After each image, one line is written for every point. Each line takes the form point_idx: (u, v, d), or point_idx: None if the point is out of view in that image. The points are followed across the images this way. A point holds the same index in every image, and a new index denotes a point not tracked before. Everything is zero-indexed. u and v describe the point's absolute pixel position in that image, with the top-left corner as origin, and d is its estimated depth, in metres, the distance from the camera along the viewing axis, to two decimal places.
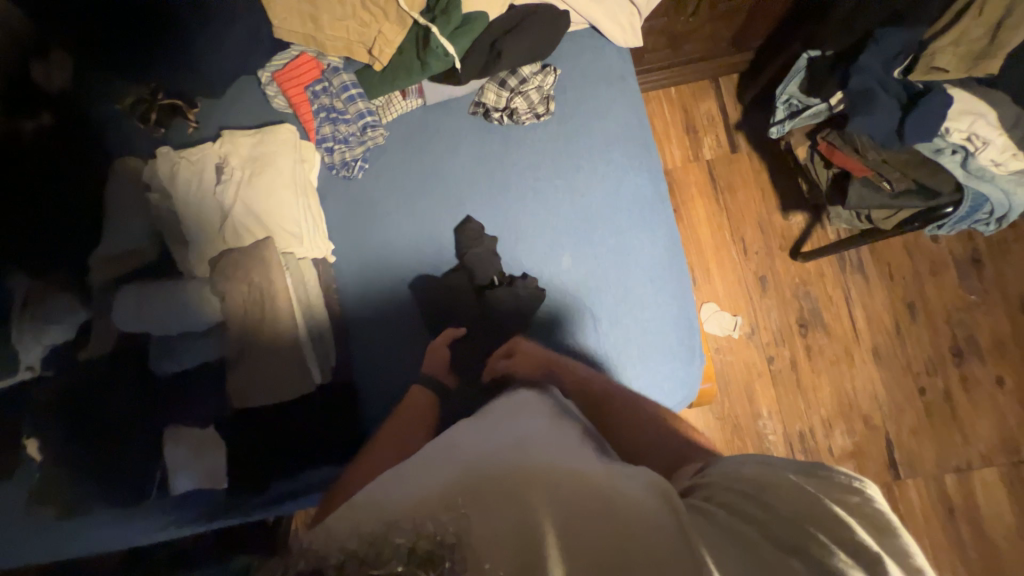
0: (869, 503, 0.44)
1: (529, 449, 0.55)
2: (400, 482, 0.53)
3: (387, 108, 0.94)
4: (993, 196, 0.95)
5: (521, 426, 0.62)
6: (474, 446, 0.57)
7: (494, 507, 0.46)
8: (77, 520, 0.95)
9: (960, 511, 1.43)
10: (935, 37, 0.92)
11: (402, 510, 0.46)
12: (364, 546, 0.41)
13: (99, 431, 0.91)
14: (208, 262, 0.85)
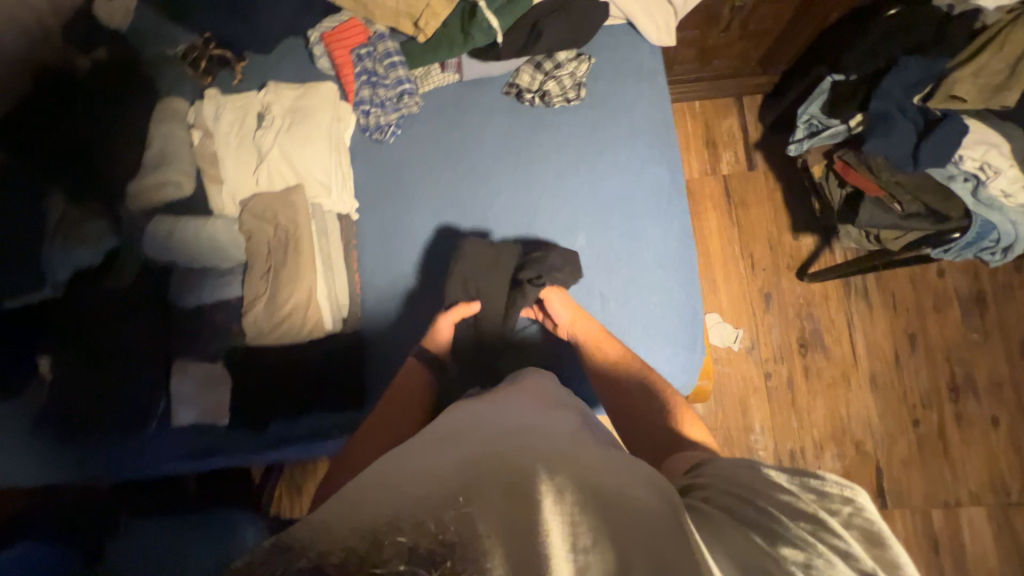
0: (862, 514, 0.42)
1: (529, 435, 0.56)
2: (402, 465, 0.53)
3: (425, 78, 0.99)
4: (1001, 224, 0.98)
5: (523, 414, 0.63)
6: (476, 431, 0.58)
7: (492, 493, 0.46)
8: (76, 444, 0.96)
9: (944, 547, 1.42)
10: (956, 68, 0.97)
11: (401, 503, 0.46)
12: (365, 543, 0.43)
13: (113, 355, 0.95)
14: (239, 203, 0.89)
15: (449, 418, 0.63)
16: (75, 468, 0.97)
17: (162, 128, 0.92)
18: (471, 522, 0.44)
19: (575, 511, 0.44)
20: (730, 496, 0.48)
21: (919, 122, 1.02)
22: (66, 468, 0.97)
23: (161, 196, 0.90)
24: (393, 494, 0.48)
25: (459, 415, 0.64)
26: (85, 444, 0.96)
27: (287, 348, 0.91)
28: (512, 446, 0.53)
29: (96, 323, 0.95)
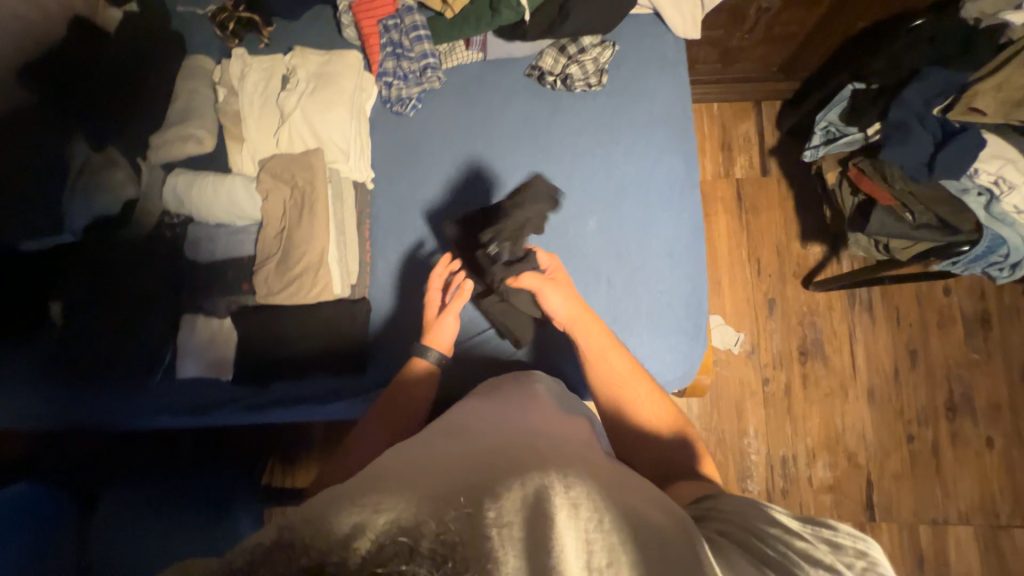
0: (875, 568, 0.43)
1: (540, 442, 0.57)
2: (410, 458, 0.53)
3: (450, 55, 1.00)
4: (1010, 239, 0.98)
5: (527, 421, 0.63)
6: (485, 432, 0.59)
7: (507, 492, 0.46)
8: (79, 388, 0.98)
9: (928, 563, 1.42)
10: (978, 81, 0.97)
11: (410, 494, 0.45)
12: (368, 547, 0.40)
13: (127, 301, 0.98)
14: (257, 162, 0.90)
15: (456, 419, 0.64)
16: (79, 415, 0.98)
17: (187, 84, 0.93)
18: (482, 519, 0.43)
19: (590, 523, 0.45)
20: (738, 530, 0.49)
21: (938, 134, 1.02)
22: (68, 414, 0.98)
23: (181, 150, 0.91)
24: (403, 485, 0.46)
25: (467, 417, 0.65)
26: (88, 389, 0.98)
27: (295, 307, 0.92)
28: (524, 452, 0.54)
29: (114, 274, 0.98)
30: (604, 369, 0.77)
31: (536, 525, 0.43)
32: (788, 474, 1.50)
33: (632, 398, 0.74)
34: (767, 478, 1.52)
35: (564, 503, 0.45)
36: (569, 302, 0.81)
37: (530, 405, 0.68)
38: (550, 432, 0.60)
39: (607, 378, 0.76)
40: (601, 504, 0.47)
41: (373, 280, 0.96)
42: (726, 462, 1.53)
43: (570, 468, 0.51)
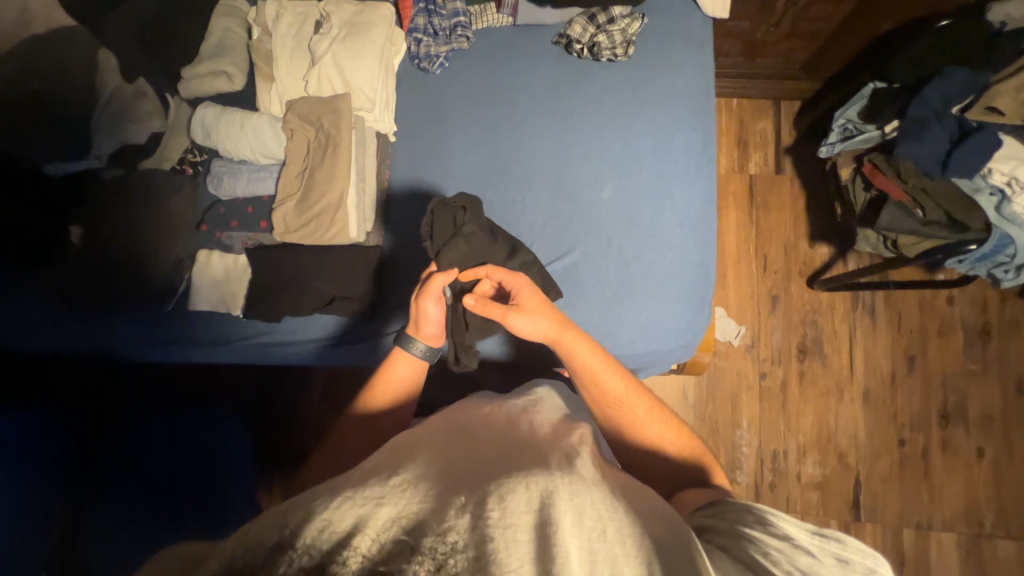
0: None
1: (542, 444, 0.61)
2: (418, 459, 0.58)
3: (479, 16, 1.01)
4: (1019, 240, 1.00)
5: (535, 420, 0.68)
6: (488, 437, 0.64)
7: (513, 496, 0.51)
8: (101, 308, 1.01)
9: (910, 567, 1.43)
10: (999, 81, 0.99)
11: (414, 498, 0.51)
12: (372, 544, 0.46)
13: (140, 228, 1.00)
14: (284, 104, 0.91)
15: (464, 420, 0.69)
16: (82, 341, 1.00)
17: (222, 23, 0.95)
18: (483, 520, 0.48)
19: (591, 531, 0.49)
20: (736, 545, 0.51)
21: (955, 131, 1.03)
22: (66, 336, 0.98)
23: (211, 86, 0.93)
24: (408, 486, 0.52)
25: (476, 418, 0.70)
26: (108, 311, 1.02)
27: (310, 249, 0.92)
28: (529, 457, 0.58)
29: (134, 204, 1.00)
30: (602, 390, 0.75)
31: (540, 532, 0.48)
32: (777, 468, 1.52)
33: (635, 411, 0.75)
34: (757, 471, 1.53)
35: (569, 509, 0.50)
36: (545, 325, 0.75)
37: (540, 409, 0.72)
38: (556, 438, 0.65)
39: (607, 398, 0.75)
40: (605, 513, 0.51)
41: (386, 230, 0.97)
42: (717, 452, 1.55)
43: (576, 474, 0.56)
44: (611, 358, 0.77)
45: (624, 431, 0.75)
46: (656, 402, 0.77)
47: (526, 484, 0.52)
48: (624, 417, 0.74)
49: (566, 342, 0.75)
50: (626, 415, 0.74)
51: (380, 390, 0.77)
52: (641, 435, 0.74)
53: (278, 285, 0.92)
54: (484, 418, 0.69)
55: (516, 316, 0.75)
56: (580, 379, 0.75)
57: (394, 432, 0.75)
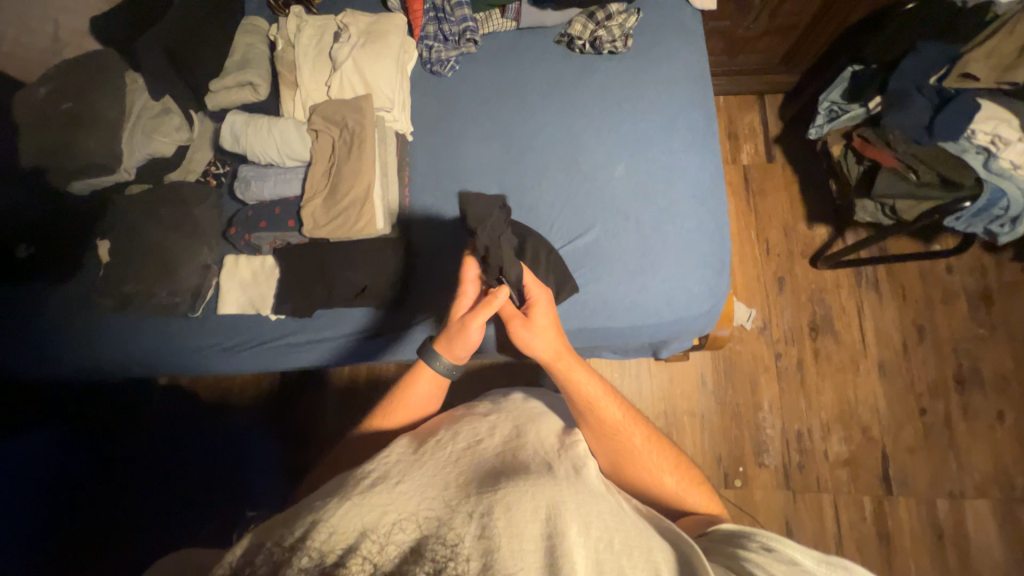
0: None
1: (547, 455, 0.64)
2: (423, 462, 0.60)
3: (486, 22, 1.08)
4: (1010, 192, 1.06)
5: (541, 432, 0.70)
6: (494, 443, 0.65)
7: (520, 505, 0.52)
8: (130, 315, 1.03)
9: (949, 537, 1.42)
10: (970, 49, 1.06)
11: (418, 500, 0.53)
12: (375, 544, 0.47)
13: (164, 236, 0.99)
14: (307, 109, 0.96)
15: (471, 422, 0.70)
16: (102, 356, 1.05)
17: (245, 39, 1.02)
18: (490, 524, 0.50)
19: (600, 541, 0.52)
20: (726, 558, 0.54)
21: (935, 99, 1.11)
22: (88, 351, 1.04)
23: (236, 97, 0.99)
24: (412, 491, 0.54)
25: (482, 421, 0.71)
26: (137, 318, 1.03)
27: (341, 244, 0.97)
28: (535, 464, 0.60)
29: (159, 212, 1.01)
30: (600, 414, 0.73)
31: (547, 546, 0.49)
32: (804, 448, 1.51)
33: (631, 439, 0.73)
34: (784, 453, 1.52)
35: (575, 520, 0.52)
36: (545, 344, 0.77)
37: (538, 423, 0.73)
38: (559, 446, 0.67)
39: (605, 421, 0.73)
40: (611, 526, 0.54)
41: (408, 222, 1.00)
42: (742, 436, 1.54)
43: (582, 487, 0.58)
44: (609, 386, 0.77)
45: (619, 458, 0.73)
46: (654, 432, 0.76)
47: (531, 493, 0.54)
48: (622, 443, 0.73)
49: (565, 361, 0.76)
50: (622, 441, 0.73)
51: (395, 400, 0.78)
52: (636, 461, 0.73)
53: (312, 278, 0.96)
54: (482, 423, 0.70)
55: (523, 327, 0.78)
56: (577, 402, 0.74)
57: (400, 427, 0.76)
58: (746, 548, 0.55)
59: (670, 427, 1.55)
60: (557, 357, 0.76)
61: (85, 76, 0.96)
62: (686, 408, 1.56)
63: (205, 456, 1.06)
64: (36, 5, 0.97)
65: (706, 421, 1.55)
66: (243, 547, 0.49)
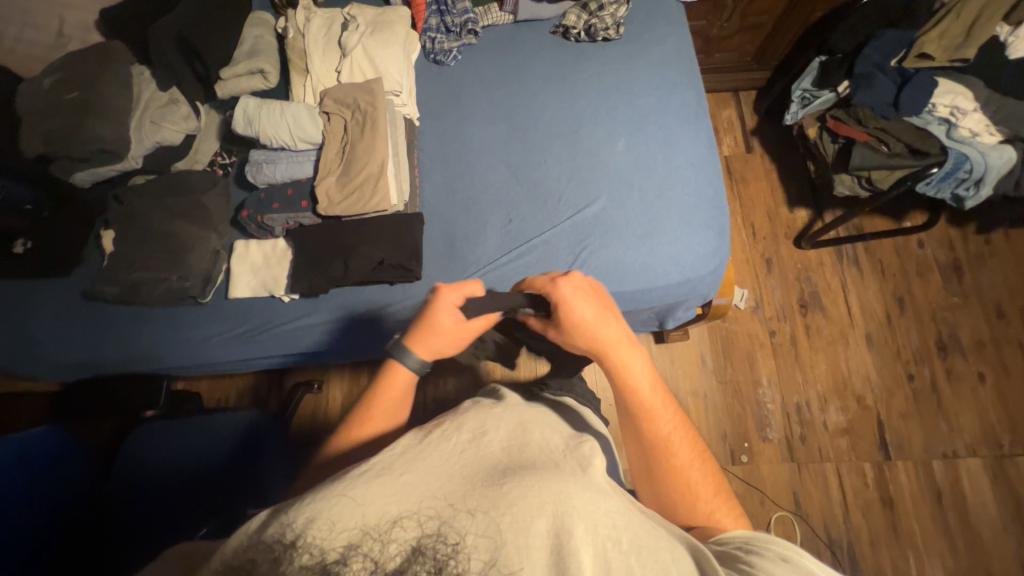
0: None
1: (556, 450, 0.55)
2: (423, 454, 0.52)
3: (485, 15, 1.14)
4: (973, 156, 1.15)
5: (547, 429, 0.61)
6: (499, 436, 0.57)
7: (524, 500, 0.45)
8: (138, 307, 1.02)
9: (947, 498, 1.47)
10: (924, 33, 1.19)
11: (419, 493, 0.47)
12: (372, 540, 0.43)
13: (171, 222, 0.99)
14: (318, 95, 1.01)
15: (474, 414, 0.61)
16: (111, 352, 1.01)
17: (253, 32, 1.09)
18: (495, 520, 0.44)
19: (608, 541, 0.45)
20: (728, 561, 0.50)
21: (898, 78, 1.21)
22: (93, 346, 1.01)
23: (248, 85, 1.05)
24: (410, 484, 0.48)
25: (488, 413, 0.62)
26: (143, 309, 1.03)
27: (352, 222, 0.98)
28: (542, 458, 0.53)
29: (167, 200, 1.00)
30: (648, 418, 0.67)
31: (553, 543, 0.43)
32: (804, 419, 1.55)
33: (673, 454, 0.65)
34: (785, 426, 1.56)
35: (582, 520, 0.45)
36: (594, 340, 0.69)
37: (542, 423, 0.63)
38: (565, 444, 0.57)
39: (651, 428, 0.66)
40: (620, 524, 0.47)
41: (417, 200, 1.03)
42: (745, 413, 1.57)
43: (590, 482, 0.50)
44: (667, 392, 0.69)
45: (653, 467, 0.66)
46: (704, 454, 0.68)
47: (537, 487, 0.47)
48: (662, 452, 0.65)
49: (617, 359, 0.68)
50: (662, 452, 0.65)
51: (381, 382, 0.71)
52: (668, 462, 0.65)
53: (326, 255, 0.96)
54: (488, 415, 0.61)
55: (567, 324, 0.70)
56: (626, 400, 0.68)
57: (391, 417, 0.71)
58: (747, 551, 0.50)
59: None
60: (612, 354, 0.68)
61: (90, 64, 0.96)
62: (689, 389, 1.60)
63: (209, 457, 0.98)
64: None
65: (709, 399, 1.59)
66: (243, 541, 0.46)
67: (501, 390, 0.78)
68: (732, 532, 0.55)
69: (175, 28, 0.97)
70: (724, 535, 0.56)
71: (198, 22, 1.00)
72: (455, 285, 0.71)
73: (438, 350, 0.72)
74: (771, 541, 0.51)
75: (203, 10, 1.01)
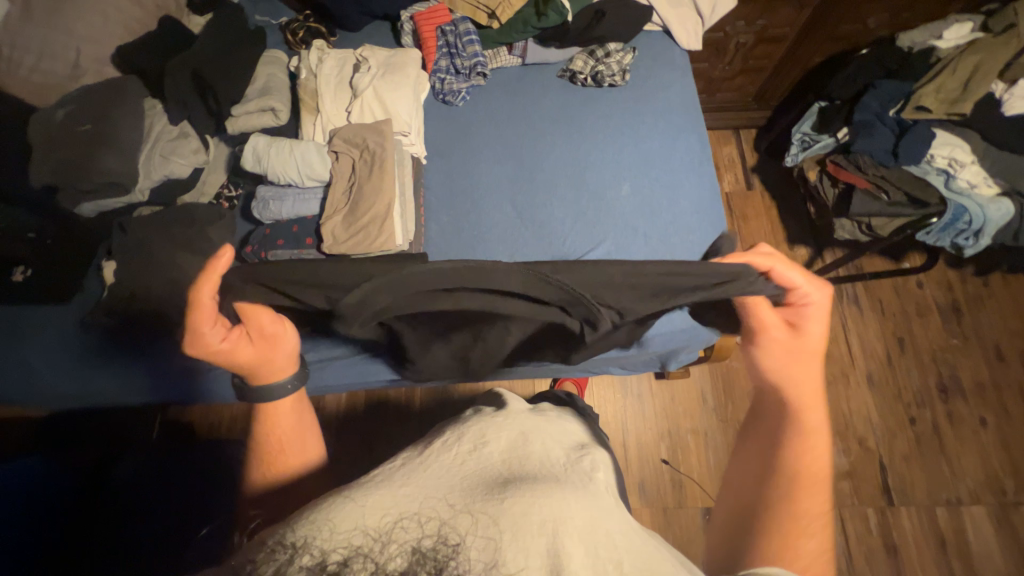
0: None
1: (558, 467, 0.55)
2: (427, 467, 0.52)
3: (493, 59, 1.17)
4: (970, 207, 1.18)
5: (548, 442, 0.62)
6: (499, 447, 0.58)
7: (527, 514, 0.45)
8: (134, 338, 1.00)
9: (952, 546, 1.44)
10: (920, 87, 1.22)
11: (420, 498, 0.46)
12: (371, 540, 0.41)
13: (173, 251, 0.98)
14: (328, 134, 1.02)
15: (476, 424, 0.63)
16: (106, 384, 1.00)
17: (267, 69, 1.11)
18: (497, 535, 0.42)
19: (608, 564, 0.44)
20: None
21: (895, 129, 1.24)
22: (88, 375, 1.00)
23: (259, 121, 1.07)
24: (416, 490, 0.47)
25: (489, 424, 0.63)
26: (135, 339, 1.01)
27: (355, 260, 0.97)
28: (542, 472, 0.53)
29: (172, 230, 1.00)
30: (800, 452, 0.56)
31: (552, 564, 0.42)
32: None
33: (800, 501, 0.54)
34: None
35: (580, 541, 0.44)
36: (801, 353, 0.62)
37: (545, 434, 0.64)
38: (567, 457, 0.59)
39: (794, 461, 0.56)
40: (620, 546, 0.46)
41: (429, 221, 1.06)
42: None
43: (590, 496, 0.51)
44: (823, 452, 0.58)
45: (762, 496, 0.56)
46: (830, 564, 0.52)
47: (538, 505, 0.46)
48: (791, 490, 0.54)
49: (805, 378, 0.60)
50: (792, 494, 0.54)
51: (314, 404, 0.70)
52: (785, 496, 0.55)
53: None
54: (496, 425, 0.63)
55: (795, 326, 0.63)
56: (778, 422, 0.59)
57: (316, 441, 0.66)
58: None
59: (674, 446, 1.58)
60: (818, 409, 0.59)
61: (103, 97, 0.97)
62: (689, 426, 1.60)
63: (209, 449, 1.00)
64: (54, 31, 0.97)
65: (710, 437, 1.58)
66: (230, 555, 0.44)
67: (505, 399, 0.76)
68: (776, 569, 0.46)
69: (187, 67, 1.00)
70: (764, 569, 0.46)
71: (210, 59, 1.02)
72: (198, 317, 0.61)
73: (284, 358, 0.68)
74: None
75: (216, 48, 1.03)
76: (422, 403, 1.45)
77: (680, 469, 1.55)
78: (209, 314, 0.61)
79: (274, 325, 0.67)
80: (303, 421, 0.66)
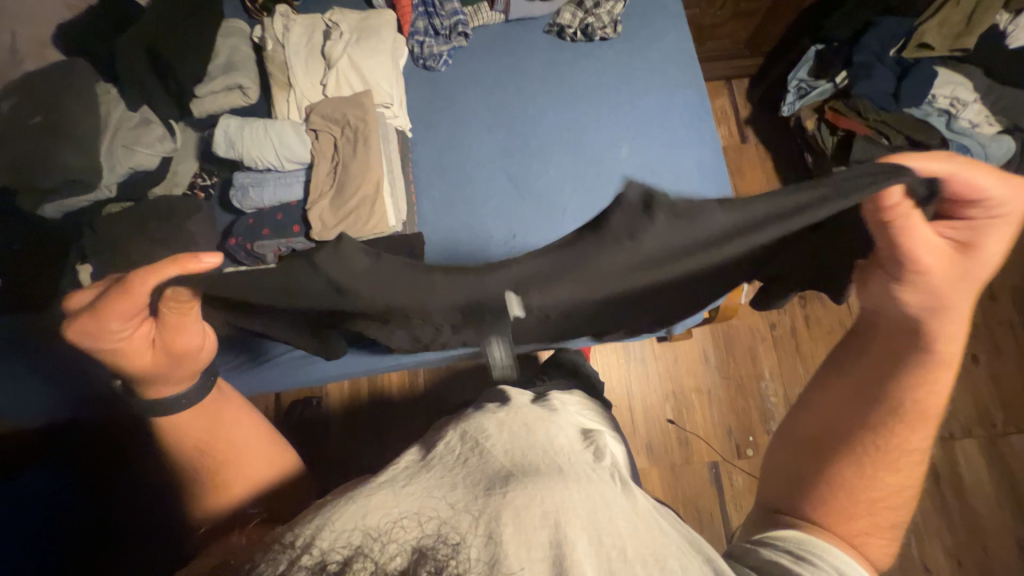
0: None
1: (560, 458, 0.54)
2: (428, 469, 0.52)
3: (474, 15, 1.08)
4: (971, 147, 1.15)
5: (553, 432, 0.60)
6: (501, 442, 0.57)
7: (527, 510, 0.44)
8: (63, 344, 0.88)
9: (945, 478, 1.50)
10: (924, 21, 1.15)
11: (421, 499, 0.45)
12: (366, 540, 0.39)
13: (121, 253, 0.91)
14: (302, 111, 0.94)
15: (477, 421, 0.62)
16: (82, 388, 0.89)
17: (227, 41, 1.01)
18: (496, 534, 0.41)
19: (613, 550, 0.43)
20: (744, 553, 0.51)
21: (896, 68, 1.20)
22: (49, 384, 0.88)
23: (227, 100, 0.99)
24: (417, 494, 0.47)
25: (490, 420, 0.62)
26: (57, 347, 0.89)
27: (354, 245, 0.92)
28: (544, 464, 0.53)
29: (146, 227, 0.94)
30: (917, 390, 0.53)
31: (554, 555, 0.41)
32: None
33: (900, 435, 0.53)
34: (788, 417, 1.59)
35: (581, 530, 0.44)
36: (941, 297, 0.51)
37: (549, 421, 0.63)
38: (569, 448, 0.58)
39: (906, 399, 0.53)
40: (623, 530, 0.45)
41: (433, 177, 1.01)
42: (748, 408, 1.60)
43: (591, 487, 0.50)
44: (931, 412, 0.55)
45: (849, 421, 0.56)
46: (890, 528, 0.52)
47: (538, 497, 0.46)
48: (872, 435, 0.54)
49: (947, 328, 0.52)
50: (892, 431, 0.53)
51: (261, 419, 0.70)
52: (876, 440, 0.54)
53: None
54: (501, 419, 0.62)
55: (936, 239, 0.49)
56: (876, 345, 0.56)
57: (268, 464, 0.65)
58: (777, 551, 0.49)
59: (679, 406, 1.60)
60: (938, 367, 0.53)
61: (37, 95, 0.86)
62: (693, 386, 1.62)
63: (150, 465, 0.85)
64: None
65: (713, 395, 1.61)
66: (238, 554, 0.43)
67: (508, 394, 0.73)
68: (793, 532, 0.51)
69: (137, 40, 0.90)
70: (780, 531, 0.52)
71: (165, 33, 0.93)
72: (109, 304, 0.55)
73: (188, 371, 0.61)
74: (820, 548, 0.48)
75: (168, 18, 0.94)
76: (425, 385, 1.44)
77: (686, 427, 1.59)
78: (121, 308, 0.55)
79: (188, 344, 0.60)
80: (216, 407, 0.65)
